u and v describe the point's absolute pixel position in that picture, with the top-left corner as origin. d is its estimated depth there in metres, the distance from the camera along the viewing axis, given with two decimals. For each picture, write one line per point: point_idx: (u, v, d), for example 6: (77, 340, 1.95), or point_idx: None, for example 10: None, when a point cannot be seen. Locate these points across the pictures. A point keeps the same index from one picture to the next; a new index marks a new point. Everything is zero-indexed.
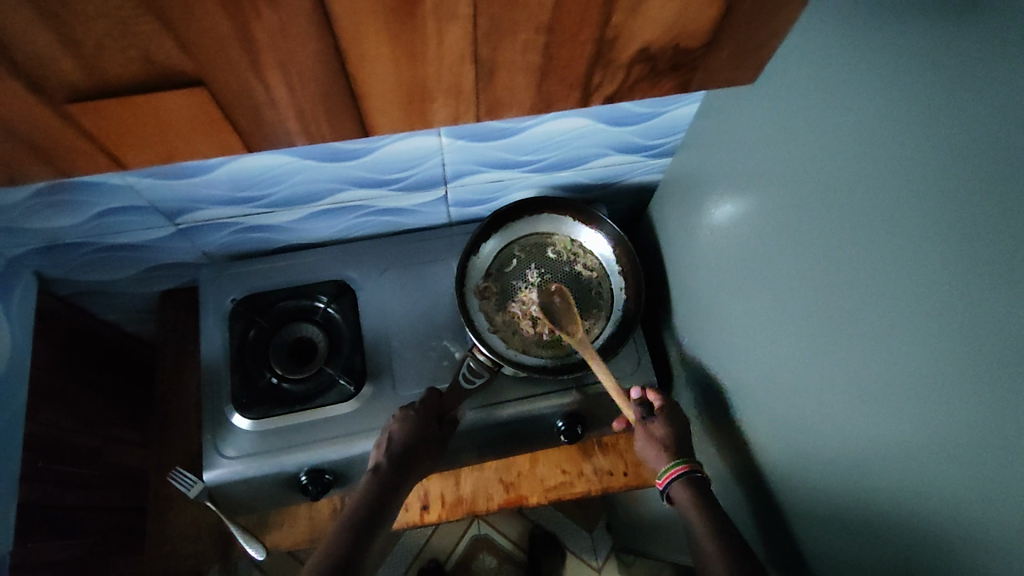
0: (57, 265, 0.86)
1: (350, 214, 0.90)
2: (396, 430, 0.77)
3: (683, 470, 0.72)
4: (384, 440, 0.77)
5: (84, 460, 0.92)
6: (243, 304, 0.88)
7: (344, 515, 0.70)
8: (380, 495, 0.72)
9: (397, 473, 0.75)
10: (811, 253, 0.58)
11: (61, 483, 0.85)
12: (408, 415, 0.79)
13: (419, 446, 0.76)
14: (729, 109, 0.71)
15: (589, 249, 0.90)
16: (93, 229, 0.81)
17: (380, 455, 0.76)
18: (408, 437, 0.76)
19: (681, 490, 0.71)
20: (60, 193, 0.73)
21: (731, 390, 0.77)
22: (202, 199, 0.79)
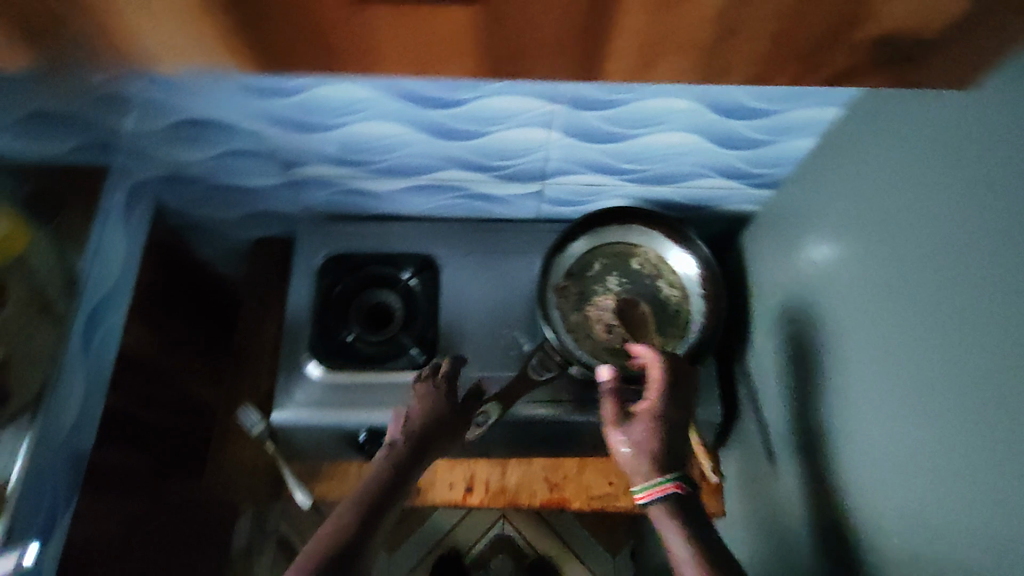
0: (173, 195, 0.93)
1: (447, 194, 0.92)
2: (416, 407, 0.75)
3: (666, 488, 0.64)
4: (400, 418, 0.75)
5: (162, 382, 0.97)
6: (334, 262, 0.93)
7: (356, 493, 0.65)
8: (395, 476, 0.67)
9: (416, 454, 0.70)
10: (914, 298, 0.56)
11: (139, 397, 0.91)
12: (431, 390, 0.77)
13: (439, 428, 0.73)
14: (839, 151, 0.69)
15: (674, 268, 0.89)
16: (212, 167, 0.86)
17: (399, 433, 0.72)
18: (429, 415, 0.74)
19: (660, 512, 0.64)
20: (191, 126, 0.79)
21: (802, 431, 0.74)
22: (314, 155, 0.83)
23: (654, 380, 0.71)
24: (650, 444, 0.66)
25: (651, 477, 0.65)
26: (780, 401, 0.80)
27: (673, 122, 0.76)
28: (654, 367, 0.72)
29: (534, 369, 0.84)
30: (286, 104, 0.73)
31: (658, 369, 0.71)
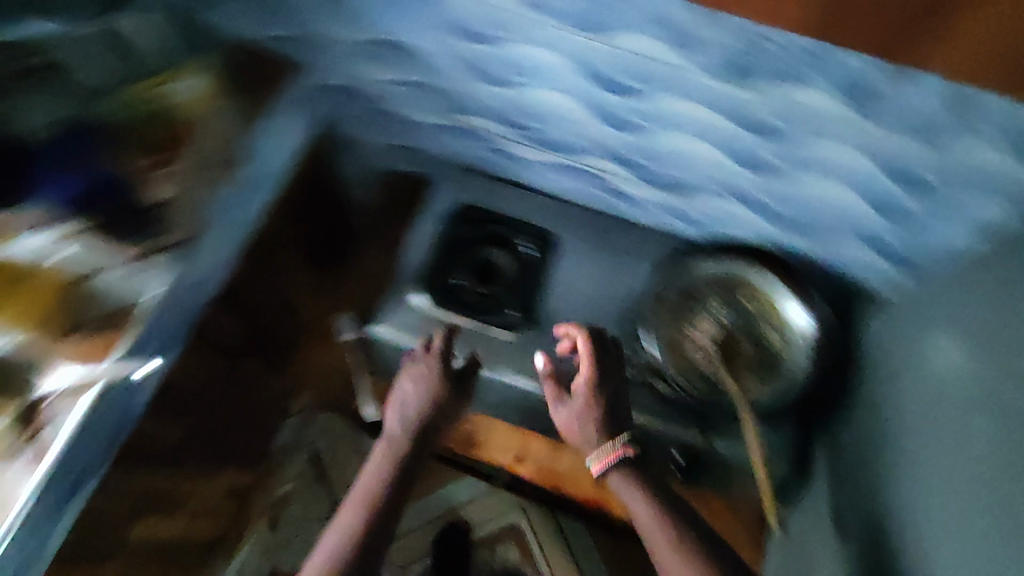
0: (339, 107, 0.99)
1: (586, 179, 0.94)
2: (411, 396, 0.77)
3: (617, 452, 0.69)
4: (397, 407, 0.77)
5: (273, 268, 1.04)
6: (463, 210, 0.96)
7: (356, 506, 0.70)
8: (397, 479, 0.72)
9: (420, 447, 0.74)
10: None
11: (253, 273, 0.98)
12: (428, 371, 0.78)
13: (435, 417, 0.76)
14: (1002, 249, 0.65)
15: (786, 318, 0.83)
16: (383, 89, 0.92)
17: (399, 433, 0.75)
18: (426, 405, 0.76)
19: (618, 480, 0.69)
20: (381, 48, 0.83)
21: (887, 518, 0.70)
22: (478, 103, 0.87)
23: (584, 356, 0.76)
24: (587, 415, 0.72)
25: (600, 446, 0.70)
26: (869, 484, 0.76)
27: (833, 173, 0.74)
28: (582, 344, 0.77)
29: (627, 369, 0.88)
30: (469, 50, 0.77)
31: (583, 343, 0.76)
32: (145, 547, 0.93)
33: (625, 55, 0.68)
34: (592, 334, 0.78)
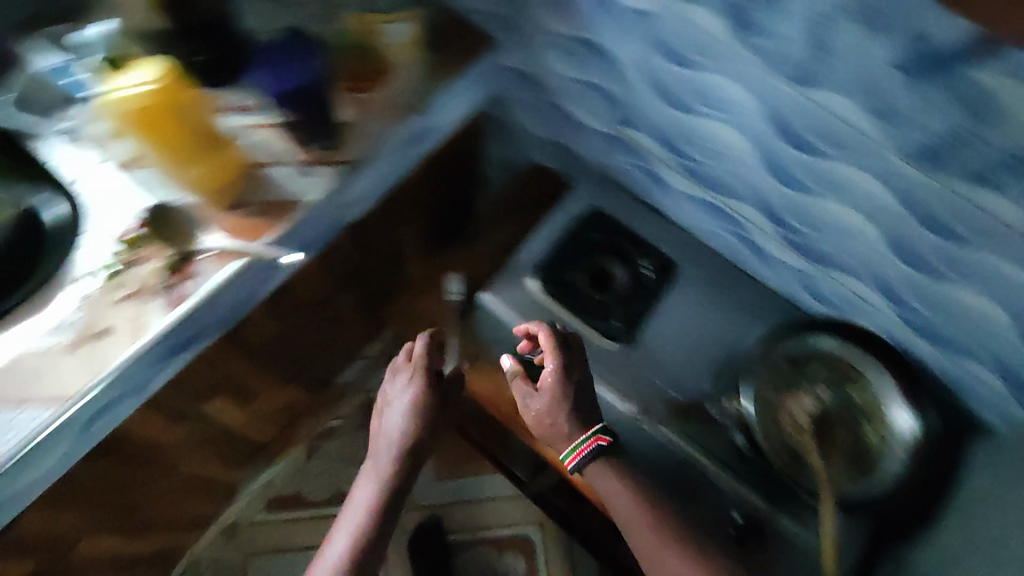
0: (513, 90, 1.04)
1: (726, 224, 0.94)
2: (398, 411, 0.89)
3: (589, 445, 0.77)
4: (386, 420, 0.90)
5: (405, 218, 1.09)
6: (598, 217, 0.98)
7: (359, 514, 0.86)
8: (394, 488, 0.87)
9: (413, 458, 0.89)
10: None
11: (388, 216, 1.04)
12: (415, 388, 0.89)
13: (419, 433, 0.89)
14: None
15: (890, 418, 0.80)
16: (563, 84, 0.95)
17: (392, 446, 0.88)
18: (410, 423, 0.88)
19: (595, 470, 0.78)
20: (577, 45, 0.87)
21: None
22: (650, 123, 0.89)
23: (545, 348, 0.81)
24: (556, 412, 0.77)
25: (573, 439, 0.78)
26: None
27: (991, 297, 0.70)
28: (542, 339, 0.81)
29: (711, 414, 0.86)
30: (664, 68, 0.79)
31: (544, 339, 0.80)
32: (207, 420, 1.00)
33: (823, 112, 0.68)
34: (550, 328, 0.81)
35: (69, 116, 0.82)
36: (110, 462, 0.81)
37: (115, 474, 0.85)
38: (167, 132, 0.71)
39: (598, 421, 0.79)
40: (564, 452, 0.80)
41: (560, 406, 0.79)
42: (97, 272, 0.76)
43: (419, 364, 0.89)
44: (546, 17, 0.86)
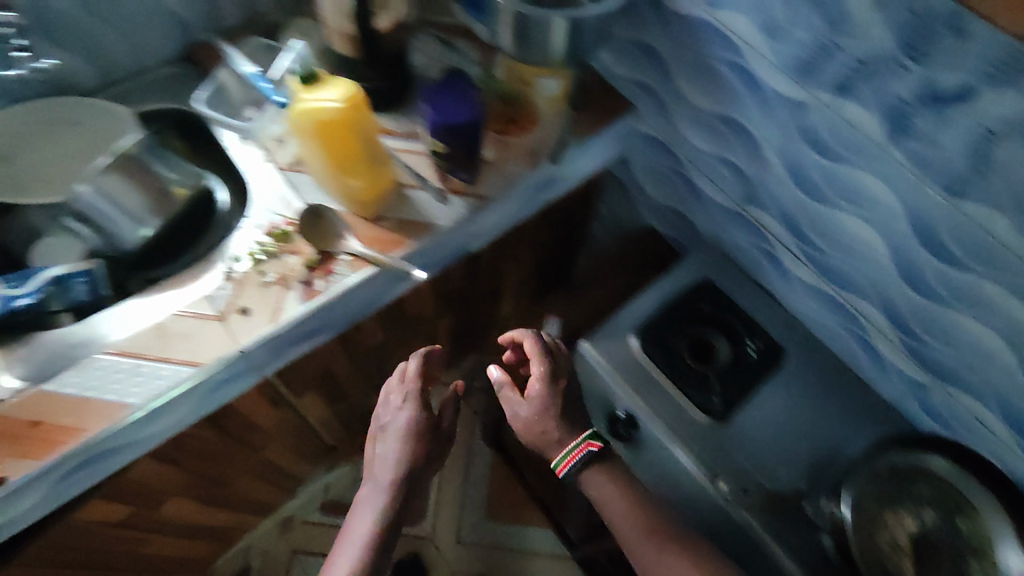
0: (642, 154, 1.07)
1: (842, 319, 0.92)
2: (394, 435, 0.91)
3: (579, 450, 0.84)
4: (383, 445, 0.92)
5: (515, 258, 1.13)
6: (709, 288, 0.98)
7: (356, 541, 0.86)
8: (391, 513, 0.88)
9: (405, 486, 0.90)
10: None
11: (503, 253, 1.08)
12: (408, 415, 0.92)
13: (414, 462, 0.90)
14: None
15: (1002, 563, 0.71)
16: (694, 157, 0.97)
17: (389, 470, 0.89)
18: (404, 449, 0.90)
19: (592, 476, 0.86)
20: (719, 124, 0.90)
21: None
22: (779, 206, 0.89)
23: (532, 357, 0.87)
24: (546, 419, 0.84)
25: (563, 446, 0.85)
26: None
27: None
28: (529, 347, 0.87)
29: (807, 513, 0.83)
30: (809, 156, 0.80)
31: (530, 346, 0.87)
32: (298, 412, 1.04)
33: (977, 225, 0.67)
34: (536, 337, 0.88)
35: (249, 115, 0.92)
36: (215, 432, 0.86)
37: (215, 446, 0.89)
38: (337, 142, 0.76)
39: (587, 427, 0.86)
40: (554, 459, 0.86)
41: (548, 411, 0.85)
42: (244, 256, 0.83)
43: (412, 386, 0.93)
44: (694, 91, 0.89)
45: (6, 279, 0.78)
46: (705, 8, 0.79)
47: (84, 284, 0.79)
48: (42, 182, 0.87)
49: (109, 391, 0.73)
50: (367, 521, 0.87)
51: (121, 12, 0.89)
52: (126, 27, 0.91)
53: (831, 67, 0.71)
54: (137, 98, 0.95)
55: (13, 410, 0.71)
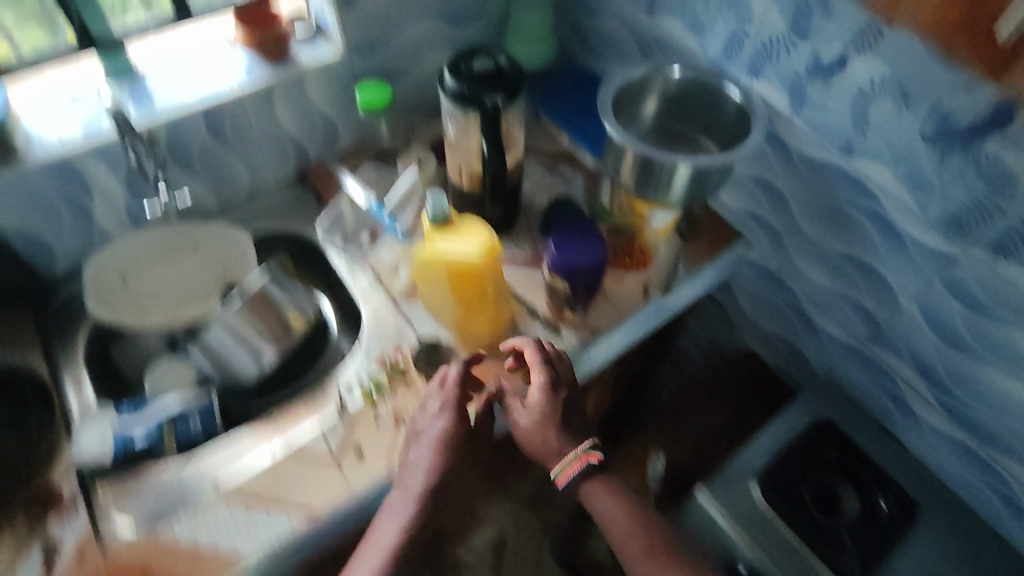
0: (747, 283, 1.04)
1: (983, 476, 0.85)
2: (428, 441, 0.74)
3: (581, 463, 0.75)
4: (414, 453, 0.74)
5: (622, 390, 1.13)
6: (831, 432, 0.93)
7: (377, 553, 0.69)
8: (420, 528, 0.71)
9: (436, 497, 0.72)
10: None
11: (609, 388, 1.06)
12: (444, 420, 0.75)
13: (446, 472, 0.73)
14: None
15: None
16: (810, 293, 0.94)
17: (419, 479, 0.72)
18: (439, 460, 0.73)
19: (588, 485, 0.76)
20: (845, 264, 0.86)
21: None
22: (911, 353, 0.85)
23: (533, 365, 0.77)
24: (546, 430, 0.76)
25: (564, 456, 0.76)
26: None
27: None
28: (530, 356, 0.78)
29: None
30: (955, 309, 0.76)
31: (531, 351, 0.78)
32: None
33: None
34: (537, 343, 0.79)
35: (364, 240, 0.92)
36: None
37: None
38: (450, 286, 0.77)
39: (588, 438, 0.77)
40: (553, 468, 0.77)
41: (549, 421, 0.76)
42: (357, 387, 0.81)
43: (451, 393, 0.76)
44: (818, 229, 0.87)
45: (122, 407, 0.78)
46: (840, 154, 0.77)
47: (199, 417, 0.78)
48: (165, 312, 0.88)
49: (220, 539, 0.69)
50: (390, 530, 0.70)
51: (249, 142, 0.90)
52: (252, 156, 0.92)
53: (988, 227, 0.68)
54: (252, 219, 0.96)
55: (127, 557, 0.68)
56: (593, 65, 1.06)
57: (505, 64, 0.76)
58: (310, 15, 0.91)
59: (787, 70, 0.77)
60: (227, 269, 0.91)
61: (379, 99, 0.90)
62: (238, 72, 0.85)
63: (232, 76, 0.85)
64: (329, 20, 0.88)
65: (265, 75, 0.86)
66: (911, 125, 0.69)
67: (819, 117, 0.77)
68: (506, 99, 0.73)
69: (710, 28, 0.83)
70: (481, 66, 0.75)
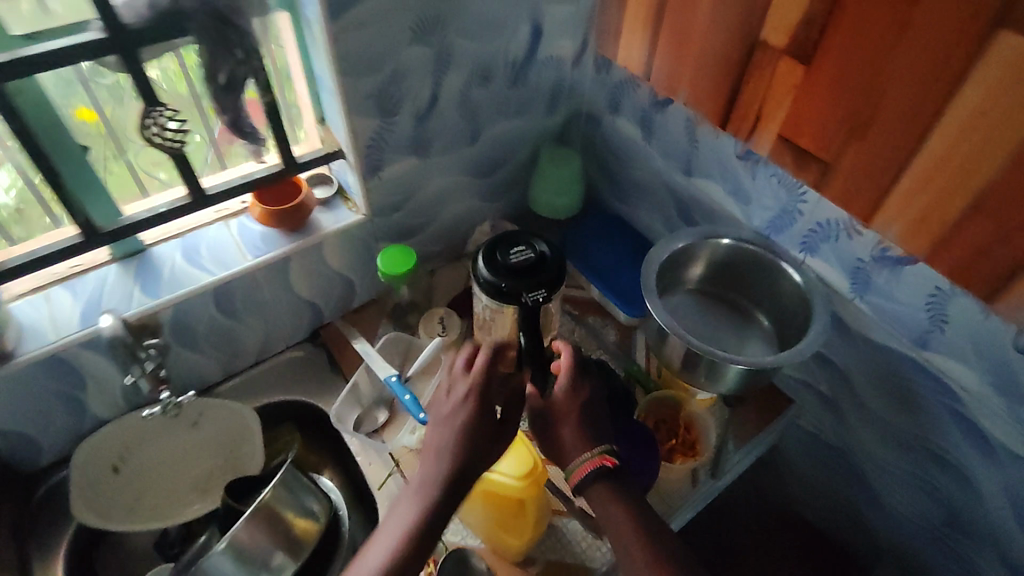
0: (801, 451, 0.93)
1: None
2: (450, 424, 0.63)
3: (592, 463, 0.63)
4: (433, 437, 0.64)
5: None
6: None
7: (388, 538, 0.58)
8: (438, 516, 0.59)
9: (457, 485, 0.61)
10: None
11: None
12: (463, 404, 0.64)
13: (472, 458, 0.62)
14: None
15: None
16: (880, 473, 0.84)
17: (439, 464, 0.61)
18: (466, 441, 0.62)
19: (600, 494, 0.62)
20: (920, 456, 0.77)
21: None
22: (1003, 558, 0.74)
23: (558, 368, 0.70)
24: (563, 427, 0.66)
25: (577, 454, 0.65)
26: None
27: None
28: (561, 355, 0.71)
29: None
30: None
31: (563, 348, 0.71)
32: None
33: None
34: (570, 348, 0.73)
35: (381, 419, 0.85)
36: None
37: None
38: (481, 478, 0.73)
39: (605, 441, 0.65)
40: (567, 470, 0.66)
41: (568, 420, 0.67)
42: None
43: (480, 378, 0.65)
44: (890, 415, 0.77)
45: None
46: (912, 347, 0.70)
47: None
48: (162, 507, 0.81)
49: None
50: (405, 513, 0.59)
51: (261, 313, 0.84)
52: (263, 322, 0.85)
53: None
54: (258, 387, 0.89)
55: None
56: (625, 209, 0.99)
57: (545, 250, 0.71)
58: (333, 177, 0.86)
59: (848, 254, 0.71)
60: (226, 452, 0.85)
61: (401, 265, 0.83)
62: (254, 244, 0.80)
63: (247, 249, 0.79)
64: (352, 184, 0.83)
65: (281, 247, 0.79)
66: (1000, 332, 0.61)
67: (886, 304, 0.70)
68: (545, 297, 0.68)
69: (756, 198, 0.77)
70: (518, 254, 0.70)
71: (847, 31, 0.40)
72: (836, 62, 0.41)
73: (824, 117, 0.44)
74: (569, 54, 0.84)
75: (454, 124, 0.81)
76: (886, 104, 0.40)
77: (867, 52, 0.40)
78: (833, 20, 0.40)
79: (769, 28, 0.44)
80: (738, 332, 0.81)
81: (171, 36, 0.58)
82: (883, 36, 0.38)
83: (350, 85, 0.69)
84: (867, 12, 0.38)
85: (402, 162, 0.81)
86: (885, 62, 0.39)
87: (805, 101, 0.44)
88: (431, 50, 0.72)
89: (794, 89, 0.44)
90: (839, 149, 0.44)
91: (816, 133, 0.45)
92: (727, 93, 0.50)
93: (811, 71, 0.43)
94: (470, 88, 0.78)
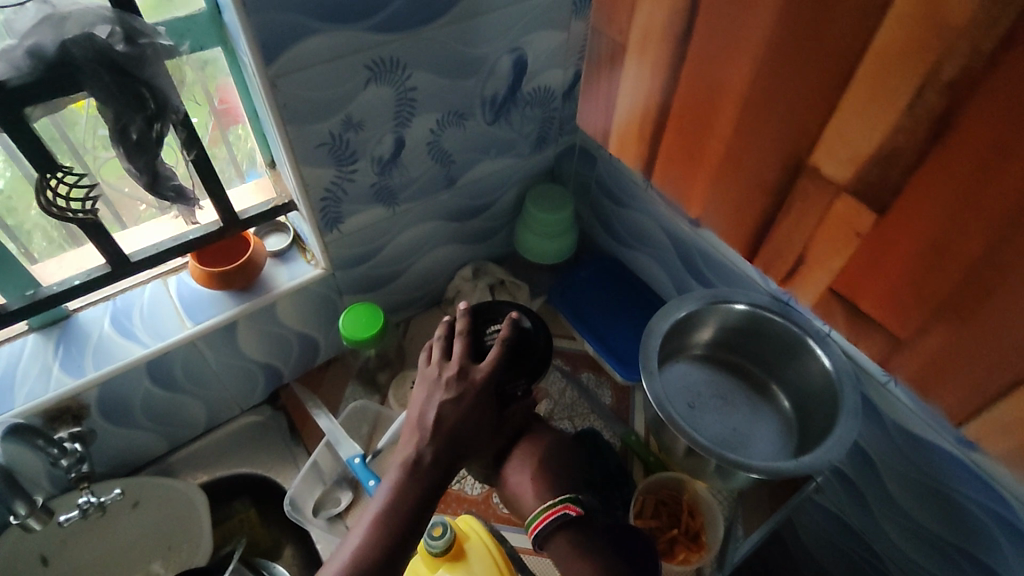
0: (816, 527, 0.84)
1: None
2: (448, 397, 0.54)
3: (554, 511, 0.57)
4: (425, 407, 0.55)
5: None
6: None
7: (375, 515, 0.50)
8: (428, 495, 0.51)
9: (448, 469, 0.53)
10: None
11: None
12: (472, 385, 0.55)
13: (468, 437, 0.54)
14: None
15: None
16: (909, 567, 0.74)
17: (431, 438, 0.53)
18: (464, 417, 0.54)
19: (562, 546, 0.56)
20: (958, 557, 0.67)
21: None
22: None
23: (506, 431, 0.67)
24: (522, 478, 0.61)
25: (540, 504, 0.59)
26: None
27: None
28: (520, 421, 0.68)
29: None
30: None
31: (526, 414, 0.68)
32: None
33: None
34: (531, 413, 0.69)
35: (343, 502, 0.75)
36: None
37: None
38: None
39: (571, 489, 0.60)
40: (529, 519, 0.59)
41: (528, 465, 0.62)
42: None
43: (491, 358, 0.57)
44: (925, 508, 0.67)
45: None
46: (958, 444, 0.59)
47: None
48: None
49: None
50: (389, 489, 0.51)
51: (206, 382, 0.74)
52: (209, 391, 0.75)
53: None
54: (211, 460, 0.80)
55: None
56: (624, 254, 0.89)
57: (527, 325, 0.62)
58: (290, 225, 0.75)
59: None
60: (170, 538, 0.76)
61: (367, 327, 0.73)
62: (195, 307, 0.69)
63: (187, 314, 0.68)
64: (307, 235, 0.71)
65: (226, 310, 0.69)
66: None
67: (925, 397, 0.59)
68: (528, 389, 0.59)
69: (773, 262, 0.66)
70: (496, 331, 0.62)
71: (941, 202, 0.27)
72: (928, 220, 0.28)
73: (892, 286, 0.31)
74: (558, 86, 0.74)
75: (425, 168, 0.70)
76: (990, 302, 0.27)
77: (981, 220, 0.26)
78: (924, 176, 0.27)
79: (820, 163, 0.31)
80: (750, 410, 0.71)
81: (61, 90, 0.48)
82: (1005, 210, 0.25)
83: (297, 133, 0.58)
84: (981, 180, 0.25)
85: (366, 213, 0.70)
86: (1000, 248, 0.26)
87: (868, 261, 0.31)
88: (394, 88, 0.60)
89: (849, 247, 0.32)
90: (923, 324, 0.31)
91: (886, 305, 0.32)
92: (742, 211, 0.36)
93: (886, 223, 0.30)
94: (442, 128, 0.68)
